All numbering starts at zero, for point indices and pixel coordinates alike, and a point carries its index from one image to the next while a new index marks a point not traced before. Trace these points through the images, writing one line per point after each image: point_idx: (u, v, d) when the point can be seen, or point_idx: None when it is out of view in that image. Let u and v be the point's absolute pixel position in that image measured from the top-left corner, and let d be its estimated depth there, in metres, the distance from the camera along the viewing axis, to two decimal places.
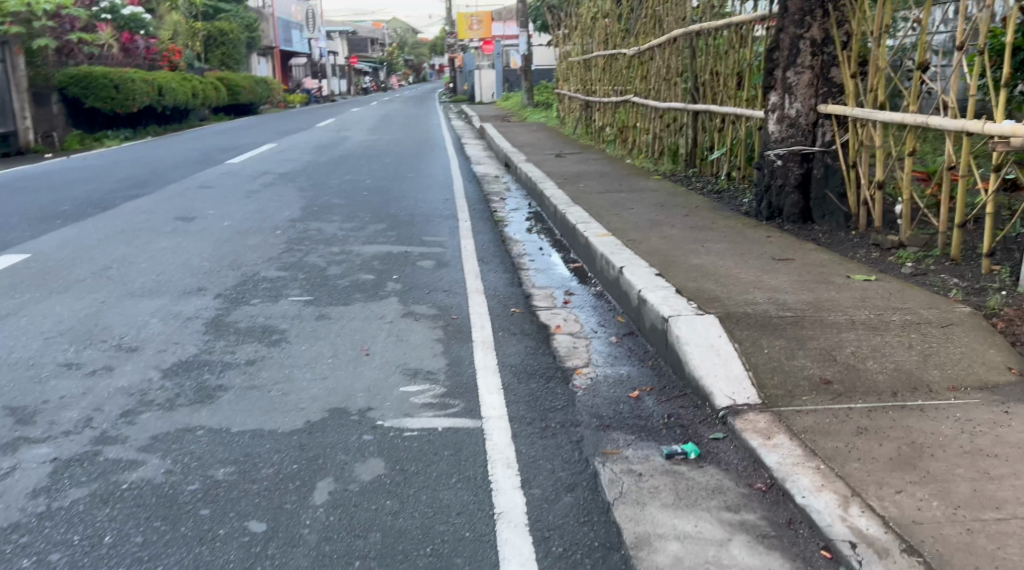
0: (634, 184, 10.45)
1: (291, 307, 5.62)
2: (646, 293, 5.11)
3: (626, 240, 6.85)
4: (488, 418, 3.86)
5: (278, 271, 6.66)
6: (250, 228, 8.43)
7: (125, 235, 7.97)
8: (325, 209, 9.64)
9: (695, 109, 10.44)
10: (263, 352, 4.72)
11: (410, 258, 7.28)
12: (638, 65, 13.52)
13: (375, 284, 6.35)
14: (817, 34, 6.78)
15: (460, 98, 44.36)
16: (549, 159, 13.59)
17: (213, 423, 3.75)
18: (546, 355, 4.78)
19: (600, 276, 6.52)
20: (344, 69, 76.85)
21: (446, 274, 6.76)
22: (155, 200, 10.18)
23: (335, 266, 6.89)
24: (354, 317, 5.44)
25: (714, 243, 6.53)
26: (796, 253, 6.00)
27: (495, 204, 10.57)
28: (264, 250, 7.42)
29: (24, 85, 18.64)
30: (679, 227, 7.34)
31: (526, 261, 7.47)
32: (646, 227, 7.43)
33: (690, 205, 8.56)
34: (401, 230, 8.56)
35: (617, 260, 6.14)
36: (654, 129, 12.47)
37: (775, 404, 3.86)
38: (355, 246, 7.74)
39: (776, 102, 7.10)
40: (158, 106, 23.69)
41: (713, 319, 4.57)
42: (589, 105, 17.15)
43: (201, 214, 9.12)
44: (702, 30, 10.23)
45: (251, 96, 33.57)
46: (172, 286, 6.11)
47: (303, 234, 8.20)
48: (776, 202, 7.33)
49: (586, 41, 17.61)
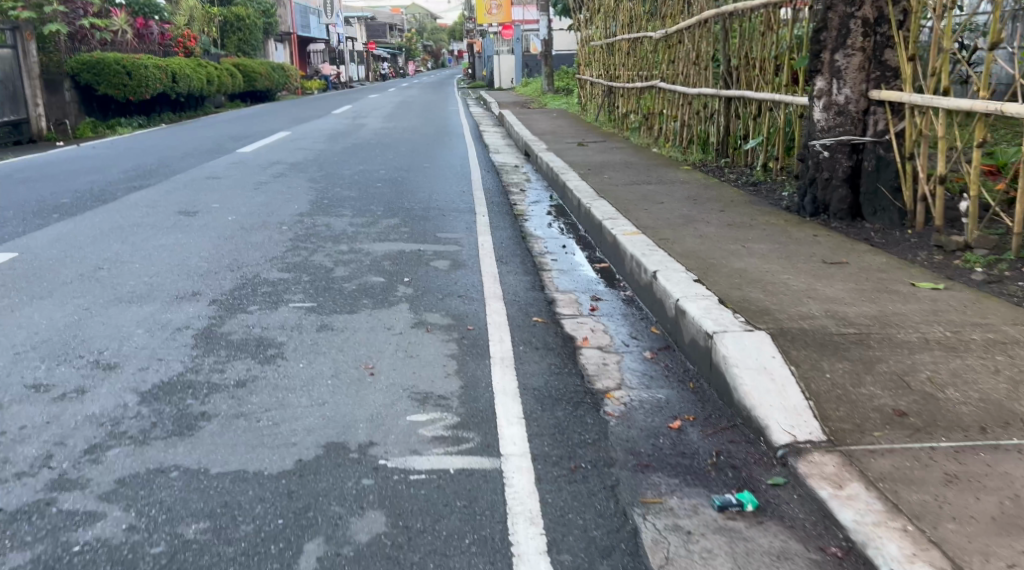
0: (663, 175, 9.89)
1: (291, 315, 5.10)
2: (685, 304, 4.59)
3: (658, 239, 6.31)
4: (507, 457, 3.34)
5: (281, 273, 6.15)
6: (256, 223, 7.93)
7: (122, 230, 7.48)
8: (336, 203, 9.13)
9: (728, 96, 9.87)
10: (255, 370, 4.21)
11: (424, 258, 6.76)
12: (665, 49, 12.95)
13: (384, 288, 5.83)
14: (869, 13, 6.36)
15: (478, 84, 43.78)
16: (572, 148, 13.04)
17: (190, 462, 3.24)
18: (573, 376, 4.25)
19: (630, 280, 5.99)
20: (362, 55, 76.27)
21: (462, 276, 6.23)
22: (159, 191, 9.66)
23: (343, 268, 6.37)
24: (359, 327, 4.92)
25: (756, 244, 5.99)
26: (850, 257, 5.55)
27: (515, 197, 10.04)
28: (268, 249, 6.90)
29: (36, 72, 18.10)
30: (715, 225, 6.78)
31: (549, 260, 6.94)
32: (678, 224, 6.88)
33: (724, 198, 8.01)
34: (415, 225, 8.04)
35: (650, 262, 5.62)
36: (682, 117, 11.89)
37: (843, 441, 3.32)
38: (365, 244, 7.22)
39: (822, 88, 6.67)
40: (171, 93, 23.19)
41: (764, 337, 4.06)
42: (613, 91, 16.57)
43: (205, 208, 8.62)
44: (737, 11, 9.66)
45: (267, 83, 33.08)
46: (164, 290, 5.61)
47: (311, 230, 7.68)
48: (822, 196, 6.88)
49: (609, 25, 17.03)
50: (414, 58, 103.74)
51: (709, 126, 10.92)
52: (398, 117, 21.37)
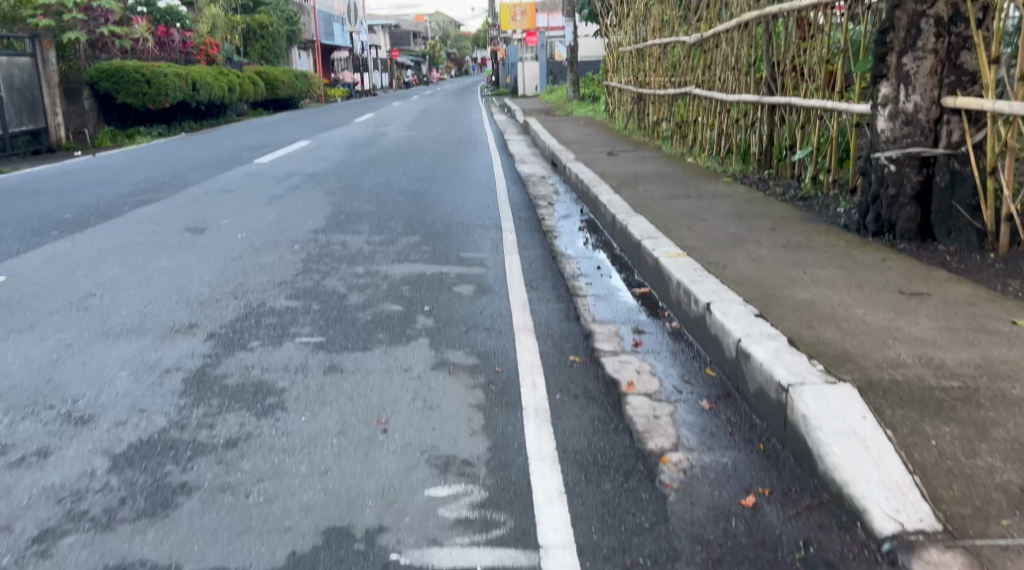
0: (702, 188, 9.26)
1: (297, 353, 4.50)
2: (751, 348, 3.98)
3: (707, 263, 5.71)
4: (548, 550, 2.74)
5: (289, 300, 5.57)
6: (267, 241, 7.36)
7: (123, 249, 6.92)
8: (354, 218, 8.55)
9: (773, 102, 9.23)
10: (250, 425, 3.60)
11: (446, 282, 6.17)
12: (699, 54, 12.34)
13: (402, 319, 5.23)
14: (943, 11, 5.77)
15: (502, 91, 43.31)
16: (602, 157, 12.43)
17: (161, 557, 2.66)
18: (620, 434, 3.64)
19: (676, 309, 5.37)
20: (386, 62, 75.89)
21: (489, 304, 5.63)
22: (167, 206, 9.12)
23: (357, 294, 5.79)
24: (372, 369, 4.30)
25: (819, 270, 5.38)
26: (929, 286, 4.94)
27: (544, 210, 9.43)
28: (278, 271, 6.33)
29: (55, 81, 17.72)
30: (768, 247, 6.15)
31: (583, 284, 6.33)
32: (726, 244, 6.25)
33: (773, 215, 7.39)
34: (438, 244, 7.45)
35: (702, 291, 5.00)
36: (719, 125, 11.23)
37: (965, 534, 2.70)
38: (383, 266, 6.62)
39: (888, 94, 6.12)
40: (192, 101, 22.75)
41: (851, 392, 3.45)
42: (642, 98, 15.96)
43: (214, 224, 8.06)
44: (782, 13, 9.04)
45: (289, 91, 32.66)
46: (157, 322, 5.02)
47: (325, 250, 7.10)
48: (887, 214, 6.28)
49: (639, 29, 16.41)
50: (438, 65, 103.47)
51: (749, 135, 10.27)
52: (421, 125, 20.88)
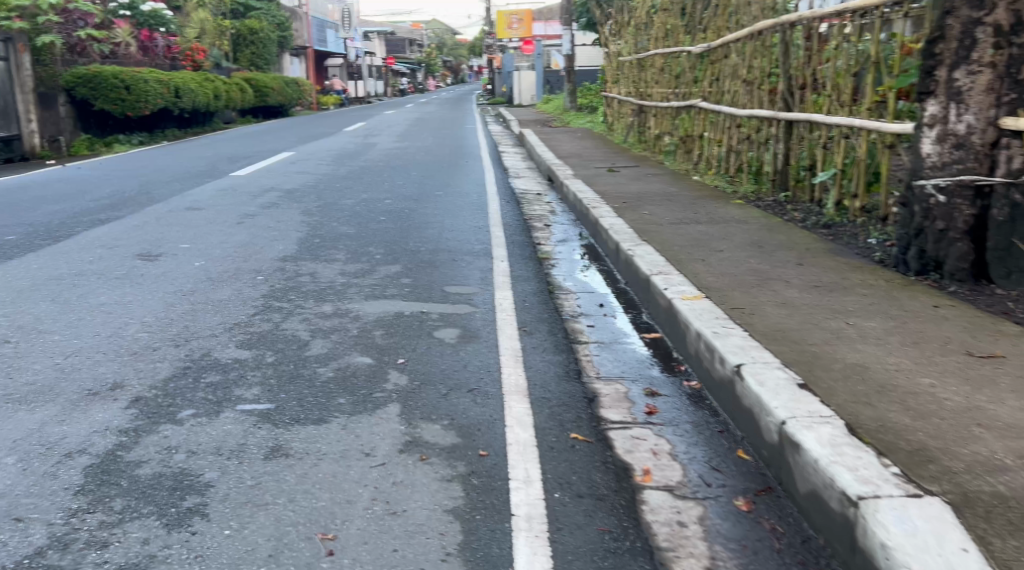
0: (712, 210, 8.46)
1: (235, 428, 3.67)
2: (801, 437, 3.16)
3: (730, 308, 4.88)
4: None
5: (238, 350, 4.74)
6: (227, 271, 6.53)
7: (61, 281, 6.10)
8: (329, 243, 7.71)
9: (790, 118, 8.42)
10: (155, 546, 2.79)
11: (427, 324, 5.34)
12: (706, 64, 11.53)
13: (370, 377, 4.39)
14: (1003, 18, 4.98)
15: (498, 100, 42.44)
16: (602, 173, 11.61)
17: None
18: (637, 558, 2.82)
19: (696, 365, 4.55)
20: (380, 69, 75.09)
21: (474, 355, 4.80)
22: (124, 226, 8.31)
23: (321, 340, 4.96)
24: (324, 452, 3.47)
25: (864, 321, 4.57)
26: (1002, 345, 4.12)
27: (540, 233, 8.62)
28: (233, 312, 5.50)
29: (30, 86, 16.94)
30: (797, 287, 5.34)
31: (584, 327, 5.50)
32: (750, 284, 5.43)
33: (798, 246, 6.59)
34: (419, 275, 6.62)
35: (729, 348, 4.17)
36: (728, 141, 10.42)
37: None
38: (354, 303, 5.79)
39: (935, 113, 5.31)
40: (175, 108, 21.91)
41: (944, 511, 2.63)
42: (644, 109, 15.14)
43: (172, 250, 7.23)
44: (800, 21, 8.25)
45: (280, 98, 31.82)
46: (73, 381, 4.19)
47: (291, 283, 6.28)
48: (932, 251, 5.45)
49: (640, 37, 15.59)
50: (434, 73, 102.85)
51: (763, 153, 9.46)
52: (412, 135, 20.07)
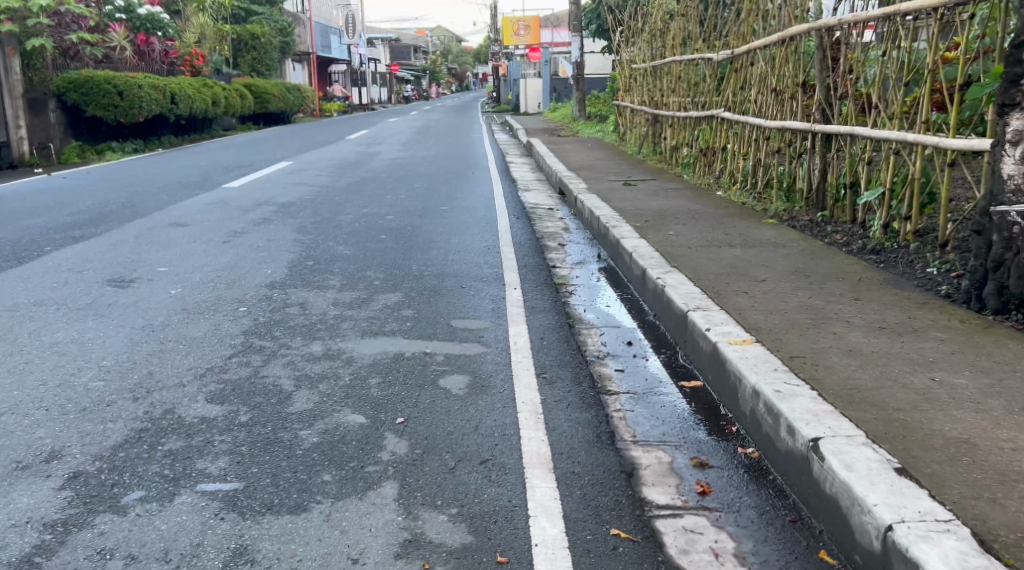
0: (744, 231, 7.70)
1: (190, 519, 2.97)
2: (921, 554, 2.45)
3: (789, 358, 4.15)
4: None
5: (207, 406, 4.02)
6: (206, 300, 5.82)
7: (16, 314, 5.39)
8: (323, 266, 6.98)
9: (827, 131, 7.68)
10: None
11: (431, 369, 4.60)
12: (728, 72, 10.79)
13: (361, 442, 3.65)
14: None
15: (504, 108, 41.75)
16: (617, 187, 10.88)
17: None
18: None
19: (754, 428, 3.81)
20: (385, 75, 74.52)
21: (486, 412, 4.06)
22: (100, 245, 7.61)
23: (307, 391, 4.23)
24: (301, 560, 2.80)
25: (954, 376, 3.82)
26: None
27: (554, 255, 7.88)
28: (206, 353, 4.76)
29: (19, 90, 16.25)
30: (861, 330, 4.60)
31: (613, 372, 4.76)
32: (806, 326, 4.69)
33: (849, 276, 5.86)
34: (423, 305, 5.90)
35: (798, 415, 3.43)
36: (756, 154, 9.66)
37: None
38: (347, 341, 5.06)
39: (1021, 128, 4.61)
40: (171, 115, 21.20)
41: None
42: (659, 119, 14.40)
43: (147, 275, 6.51)
44: (839, 26, 7.52)
45: (281, 105, 31.12)
46: (2, 450, 3.48)
47: (277, 315, 5.56)
48: (1015, 286, 4.69)
49: (654, 44, 14.87)
50: (439, 80, 102.27)
51: (796, 168, 8.71)
52: (416, 144, 19.36)
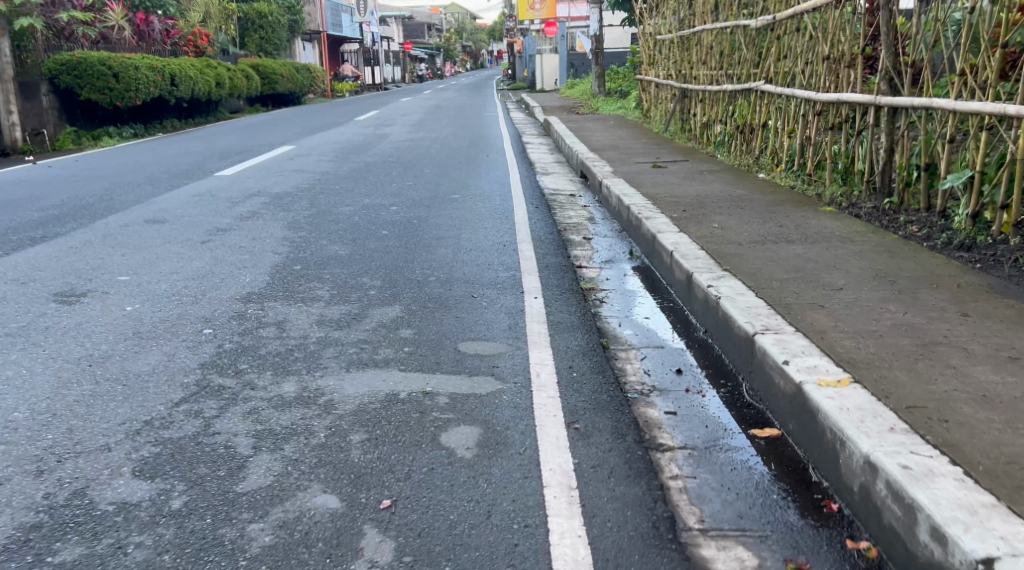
0: (800, 222, 6.65)
1: None
2: None
3: (905, 409, 3.13)
4: None
5: (131, 483, 3.01)
6: (167, 321, 4.84)
7: None
8: (312, 272, 5.97)
9: (896, 104, 6.57)
10: None
11: (432, 418, 3.58)
12: (768, 40, 9.66)
13: (329, 547, 2.69)
14: None
15: (520, 86, 40.50)
16: (647, 170, 9.81)
17: None
18: None
19: (869, 514, 2.81)
20: (398, 53, 73.21)
21: (502, 484, 3.06)
22: (62, 247, 6.64)
23: (267, 457, 3.21)
24: None
25: None
26: None
27: (580, 251, 6.83)
28: (147, 398, 3.74)
29: (9, 73, 15.23)
30: (988, 362, 3.58)
31: (661, 415, 3.73)
32: (915, 356, 3.67)
33: (945, 281, 4.82)
34: (426, 322, 4.88)
35: (949, 514, 2.47)
36: (804, 131, 8.55)
37: None
38: (328, 377, 4.05)
39: None
40: (172, 96, 20.15)
41: None
42: (687, 94, 13.27)
43: (103, 286, 5.51)
44: None
45: (289, 85, 30.00)
46: None
47: (250, 339, 4.57)
48: None
49: (680, 13, 13.69)
50: (453, 56, 100.60)
51: (854, 147, 7.61)
52: (429, 125, 18.32)
